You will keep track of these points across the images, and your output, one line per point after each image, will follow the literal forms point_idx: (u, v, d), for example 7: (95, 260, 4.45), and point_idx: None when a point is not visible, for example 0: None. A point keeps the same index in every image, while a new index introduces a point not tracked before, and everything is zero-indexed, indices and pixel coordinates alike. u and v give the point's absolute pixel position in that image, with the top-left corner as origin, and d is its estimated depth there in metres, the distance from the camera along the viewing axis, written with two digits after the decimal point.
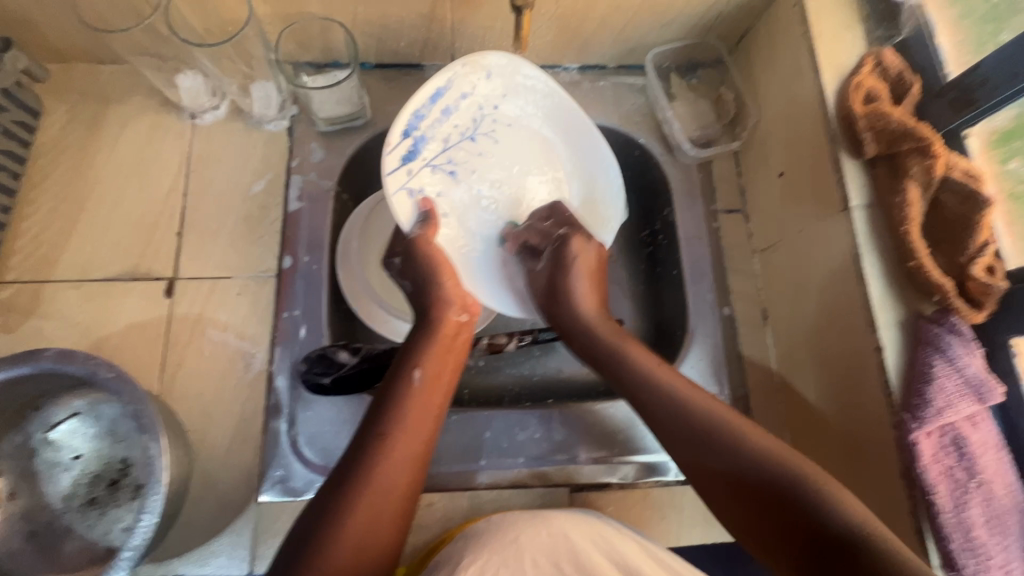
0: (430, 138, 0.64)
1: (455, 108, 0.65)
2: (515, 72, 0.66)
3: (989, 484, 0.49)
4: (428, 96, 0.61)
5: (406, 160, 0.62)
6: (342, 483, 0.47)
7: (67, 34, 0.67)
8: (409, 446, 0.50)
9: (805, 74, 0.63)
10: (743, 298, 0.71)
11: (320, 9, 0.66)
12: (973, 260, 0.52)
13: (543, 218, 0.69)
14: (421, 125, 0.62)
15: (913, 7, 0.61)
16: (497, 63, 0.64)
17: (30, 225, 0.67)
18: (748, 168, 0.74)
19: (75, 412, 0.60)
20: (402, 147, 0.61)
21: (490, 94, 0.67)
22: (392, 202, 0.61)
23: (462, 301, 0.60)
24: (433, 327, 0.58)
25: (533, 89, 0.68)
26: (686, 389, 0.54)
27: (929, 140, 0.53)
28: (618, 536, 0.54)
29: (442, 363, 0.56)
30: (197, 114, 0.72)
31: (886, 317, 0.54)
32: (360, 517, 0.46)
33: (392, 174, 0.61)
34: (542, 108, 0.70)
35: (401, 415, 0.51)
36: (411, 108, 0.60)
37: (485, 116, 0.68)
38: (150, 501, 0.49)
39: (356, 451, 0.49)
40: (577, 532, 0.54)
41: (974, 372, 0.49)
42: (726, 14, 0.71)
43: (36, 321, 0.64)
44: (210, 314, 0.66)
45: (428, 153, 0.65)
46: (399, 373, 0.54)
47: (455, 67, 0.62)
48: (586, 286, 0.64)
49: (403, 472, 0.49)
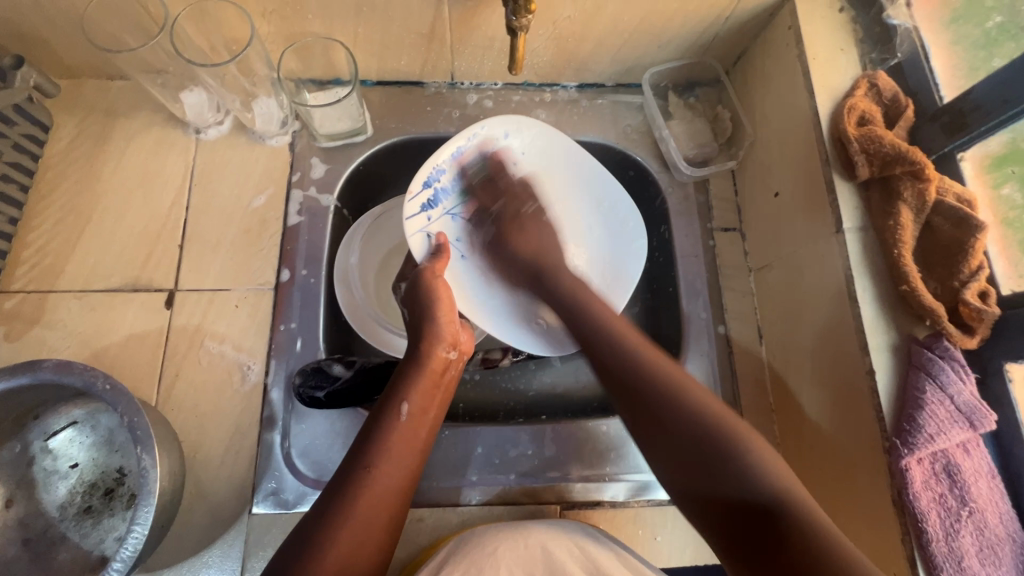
0: (452, 189, 0.70)
1: (473, 164, 0.70)
2: (534, 132, 0.71)
3: (982, 513, 0.48)
4: (451, 154, 0.67)
5: (426, 209, 0.68)
6: (329, 510, 0.48)
7: (77, 51, 0.69)
8: (393, 479, 0.51)
9: (800, 95, 0.63)
10: (738, 317, 0.71)
11: (321, 29, 0.68)
12: (965, 285, 0.52)
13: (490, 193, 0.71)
14: (443, 179, 0.68)
15: (907, 31, 0.62)
16: (515, 123, 0.70)
17: (36, 236, 0.68)
18: (745, 187, 0.74)
19: (74, 420, 0.63)
20: (423, 196, 0.67)
21: (507, 152, 0.71)
22: (409, 242, 0.66)
23: (452, 339, 0.61)
24: (422, 361, 0.58)
25: (548, 141, 0.71)
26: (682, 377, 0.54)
27: (921, 164, 0.53)
28: (595, 544, 0.56)
29: (430, 397, 0.57)
30: (201, 129, 0.74)
31: (878, 340, 0.53)
32: (344, 546, 0.46)
33: (412, 219, 0.66)
34: (559, 160, 0.72)
35: (388, 447, 0.52)
36: (433, 162, 0.66)
37: (506, 169, 0.72)
38: (141, 513, 0.50)
39: (342, 480, 0.50)
40: (554, 542, 0.56)
41: (966, 400, 0.49)
42: (722, 35, 0.72)
43: (39, 331, 0.65)
44: (208, 326, 0.67)
45: (449, 203, 0.70)
46: (387, 405, 0.55)
47: (476, 131, 0.68)
48: (529, 240, 0.70)
49: (384, 503, 0.50)
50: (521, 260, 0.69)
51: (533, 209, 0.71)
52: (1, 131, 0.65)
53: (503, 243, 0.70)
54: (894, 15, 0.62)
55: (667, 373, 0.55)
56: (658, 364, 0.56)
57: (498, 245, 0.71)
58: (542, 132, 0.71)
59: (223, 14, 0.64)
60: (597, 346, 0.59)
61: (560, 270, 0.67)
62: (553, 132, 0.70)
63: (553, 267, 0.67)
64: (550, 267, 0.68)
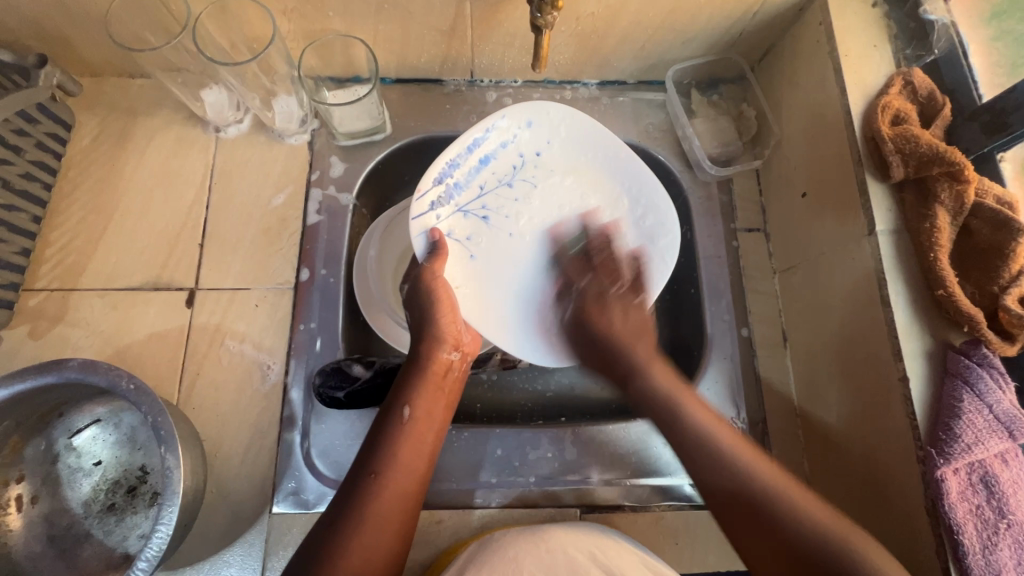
0: (465, 184, 0.67)
1: (494, 156, 0.68)
2: (559, 118, 0.69)
3: (1021, 526, 0.46)
4: (466, 145, 0.65)
5: (437, 205, 0.65)
6: (342, 514, 0.48)
7: (99, 50, 0.69)
8: (404, 481, 0.51)
9: (831, 93, 0.62)
10: (762, 320, 0.70)
11: (342, 27, 0.67)
12: (1005, 291, 0.50)
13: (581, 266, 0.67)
14: (457, 174, 0.66)
15: (945, 27, 0.60)
16: (538, 112, 0.68)
17: (59, 234, 0.69)
18: (770, 187, 0.73)
19: (97, 419, 0.63)
20: (434, 193, 0.64)
21: (531, 143, 0.70)
22: (413, 240, 0.63)
23: (454, 339, 0.62)
24: (423, 364, 0.59)
25: (573, 128, 0.69)
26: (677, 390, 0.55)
27: (960, 165, 0.51)
28: (617, 549, 0.56)
29: (436, 398, 0.57)
30: (221, 128, 0.74)
31: (912, 346, 0.52)
32: (358, 549, 0.47)
33: (421, 217, 0.64)
34: (585, 150, 0.70)
35: (397, 448, 0.52)
36: (446, 156, 0.64)
37: (525, 163, 0.70)
38: (165, 512, 0.50)
39: (354, 484, 0.50)
40: (575, 547, 0.55)
41: (1005, 409, 0.48)
42: (749, 31, 0.70)
43: (63, 329, 0.66)
44: (229, 325, 0.67)
45: (463, 200, 0.67)
46: (393, 407, 0.55)
47: (500, 118, 0.66)
48: (618, 318, 0.61)
49: (396, 504, 0.50)
50: (601, 350, 0.60)
51: (620, 291, 0.63)
52: (24, 130, 0.65)
53: (584, 324, 0.62)
54: (932, 10, 0.60)
55: (688, 406, 0.54)
56: (673, 398, 0.54)
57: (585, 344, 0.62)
58: (566, 120, 0.69)
59: (244, 12, 0.64)
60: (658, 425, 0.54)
61: (631, 345, 0.59)
62: (582, 118, 0.68)
63: (620, 343, 0.59)
64: (609, 350, 0.59)
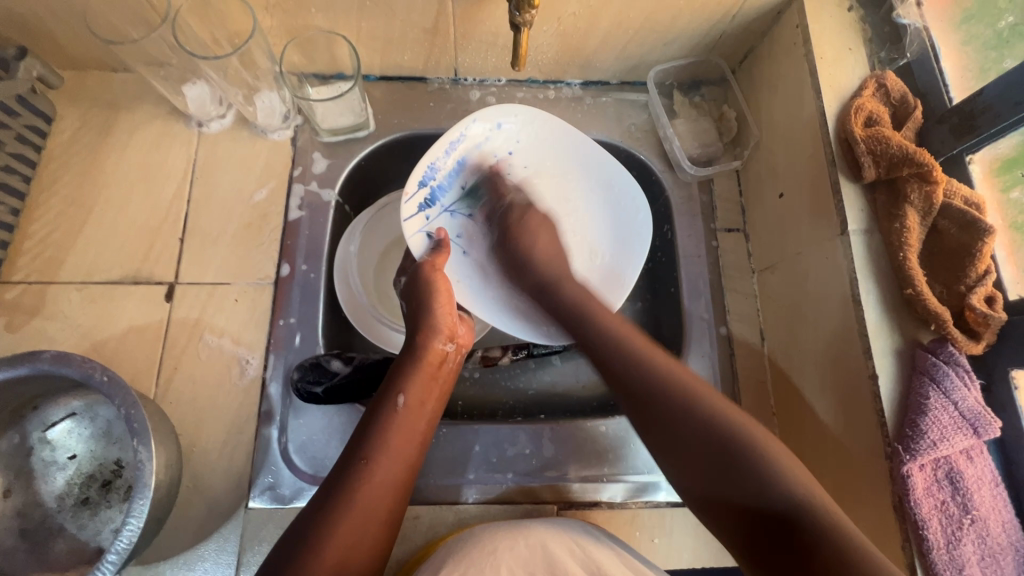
0: (447, 186, 0.69)
1: (470, 157, 0.69)
2: (526, 118, 0.69)
3: (984, 522, 0.47)
4: (447, 146, 0.66)
5: (425, 208, 0.67)
6: (330, 500, 0.48)
7: (81, 43, 0.69)
8: (392, 469, 0.51)
9: (807, 95, 0.62)
10: (740, 319, 0.70)
11: (325, 23, 0.68)
12: (971, 290, 0.51)
13: (494, 185, 0.71)
14: (438, 176, 0.67)
15: (917, 30, 0.61)
16: (508, 113, 0.68)
17: (37, 227, 0.69)
18: (749, 188, 0.74)
19: (73, 412, 0.62)
20: (421, 195, 0.66)
21: (502, 144, 0.70)
22: (410, 244, 0.65)
23: (450, 330, 0.61)
24: (418, 353, 0.59)
25: (543, 127, 0.70)
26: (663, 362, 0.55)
27: (929, 166, 0.52)
28: (596, 546, 0.56)
29: (428, 389, 0.57)
30: (204, 123, 0.74)
31: (881, 345, 0.53)
32: (345, 535, 0.47)
33: (411, 220, 0.65)
34: (560, 148, 0.71)
35: (387, 436, 0.52)
36: (428, 159, 0.64)
37: (501, 162, 0.71)
38: (137, 505, 0.50)
39: (342, 471, 0.50)
40: (554, 542, 0.55)
41: (970, 406, 0.48)
42: (729, 33, 0.71)
43: (40, 321, 0.65)
44: (208, 320, 0.67)
45: (447, 200, 0.69)
46: (385, 396, 0.55)
47: (470, 123, 0.66)
48: (545, 241, 0.68)
49: (383, 491, 0.50)
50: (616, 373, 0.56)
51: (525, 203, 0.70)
52: (4, 122, 0.65)
53: (518, 244, 0.68)
54: (904, 14, 0.61)
55: (707, 405, 0.51)
56: (696, 399, 0.51)
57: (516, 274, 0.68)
58: (534, 120, 0.69)
59: (226, 6, 0.64)
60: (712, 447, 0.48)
61: (651, 359, 0.55)
62: (548, 119, 0.69)
63: (638, 356, 0.55)
64: (622, 359, 0.56)
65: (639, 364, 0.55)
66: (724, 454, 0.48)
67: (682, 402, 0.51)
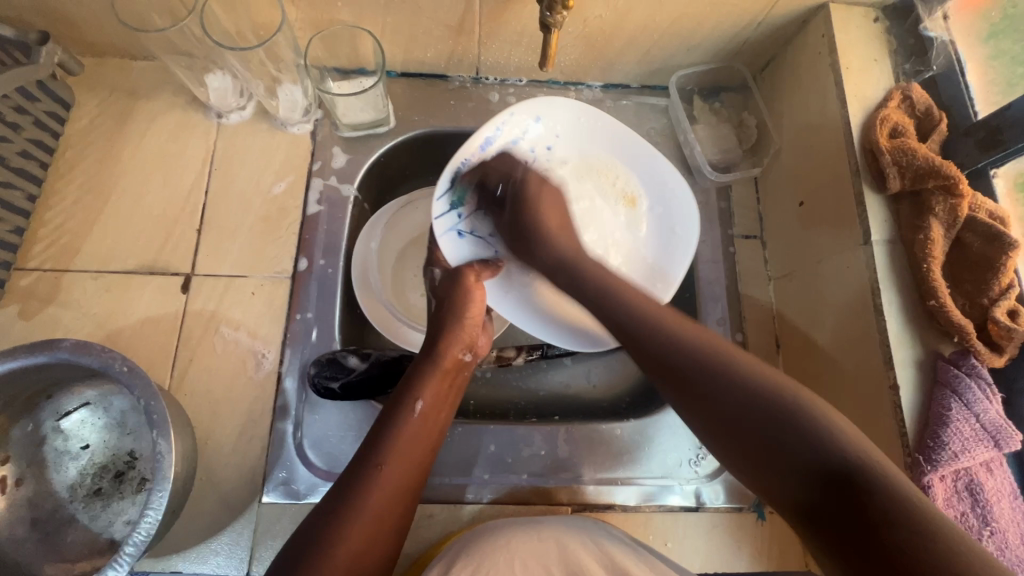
0: (481, 184, 0.66)
1: (505, 154, 0.66)
2: (569, 115, 0.67)
3: (1003, 534, 0.49)
4: (478, 144, 0.62)
5: (456, 207, 0.66)
6: (345, 498, 0.48)
7: (103, 30, 0.68)
8: (407, 473, 0.52)
9: (831, 104, 0.63)
10: (756, 326, 0.70)
11: (349, 17, 0.67)
12: (995, 303, 0.52)
13: (499, 168, 0.66)
14: (471, 175, 0.64)
15: (943, 44, 0.62)
16: (547, 107, 0.65)
17: (53, 214, 0.68)
18: (767, 196, 0.74)
19: (87, 402, 0.62)
20: (451, 195, 0.64)
21: (540, 137, 0.67)
22: (438, 244, 0.67)
23: (469, 341, 0.62)
24: (437, 360, 0.59)
25: (582, 120, 0.67)
26: (709, 340, 0.51)
27: (955, 179, 0.52)
28: (612, 541, 0.57)
29: (444, 395, 0.58)
30: (223, 114, 0.73)
31: (903, 355, 0.53)
32: (357, 536, 0.46)
33: (440, 220, 0.66)
34: (594, 136, 0.68)
35: (403, 442, 0.53)
36: (459, 158, 0.61)
37: (537, 158, 0.68)
38: (155, 498, 0.50)
39: (356, 473, 0.50)
40: (567, 536, 0.56)
41: (991, 419, 0.49)
42: (753, 40, 0.71)
43: (54, 310, 0.65)
44: (224, 313, 0.66)
45: (480, 199, 0.67)
46: (403, 400, 0.55)
47: (507, 117, 0.63)
48: (548, 216, 0.65)
49: (395, 496, 0.50)
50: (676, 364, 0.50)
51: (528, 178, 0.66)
52: (22, 106, 0.64)
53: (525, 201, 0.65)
54: (931, 27, 0.62)
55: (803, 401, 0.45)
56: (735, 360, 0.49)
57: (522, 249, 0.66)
58: (577, 114, 0.67)
59: None
60: (771, 430, 0.45)
61: (737, 358, 0.49)
62: (595, 114, 0.66)
63: (740, 364, 0.48)
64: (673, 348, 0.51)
65: (673, 339, 0.52)
66: (728, 386, 0.47)
67: (752, 384, 0.47)
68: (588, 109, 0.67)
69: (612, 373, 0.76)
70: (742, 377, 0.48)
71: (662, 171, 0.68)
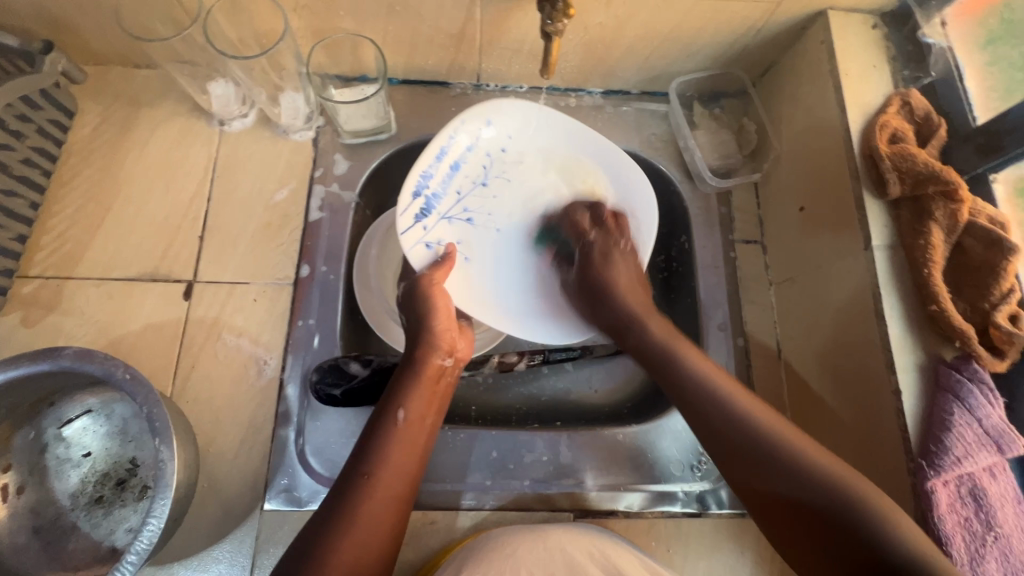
0: (442, 192, 0.66)
1: (463, 160, 0.67)
2: (518, 112, 0.67)
3: (1007, 539, 0.49)
4: (435, 153, 0.63)
5: (421, 218, 0.64)
6: (337, 509, 0.48)
7: (106, 39, 0.69)
8: (396, 483, 0.51)
9: (831, 110, 0.63)
10: (758, 331, 0.70)
11: (351, 25, 0.68)
12: (996, 308, 0.52)
13: (580, 220, 0.70)
14: (432, 183, 0.64)
15: (941, 50, 0.63)
16: (495, 109, 0.66)
17: (56, 221, 0.68)
18: (768, 201, 0.74)
19: (89, 409, 0.62)
20: (415, 206, 0.63)
21: (495, 139, 0.68)
22: (410, 256, 0.63)
23: (449, 345, 0.61)
24: (417, 369, 0.58)
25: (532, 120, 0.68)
26: (713, 374, 0.56)
27: (955, 184, 0.53)
28: (617, 550, 0.56)
29: (428, 403, 0.57)
30: (226, 121, 0.73)
31: (905, 360, 0.53)
32: (348, 548, 0.46)
33: (408, 232, 0.63)
34: (547, 135, 0.69)
35: (388, 452, 0.52)
36: (419, 169, 0.62)
37: (494, 160, 0.69)
38: (157, 506, 0.49)
39: (344, 484, 0.50)
40: (572, 543, 0.56)
41: (994, 424, 0.49)
42: (753, 47, 0.72)
43: (56, 317, 0.65)
44: (226, 320, 0.67)
45: (443, 207, 0.67)
46: (385, 412, 0.55)
47: (458, 124, 0.64)
48: (623, 272, 0.67)
49: (388, 506, 0.50)
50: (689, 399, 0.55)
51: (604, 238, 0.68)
52: (25, 114, 0.65)
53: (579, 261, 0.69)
54: (930, 34, 0.63)
55: None
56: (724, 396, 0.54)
57: (591, 306, 0.67)
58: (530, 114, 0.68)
59: (257, 8, 0.64)
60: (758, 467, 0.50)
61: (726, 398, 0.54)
62: (545, 113, 0.68)
63: (725, 397, 0.54)
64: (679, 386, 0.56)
65: (698, 379, 0.56)
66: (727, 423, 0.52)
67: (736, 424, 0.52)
68: (535, 108, 0.68)
69: (614, 378, 0.76)
70: (726, 414, 0.53)
71: (618, 163, 0.69)
